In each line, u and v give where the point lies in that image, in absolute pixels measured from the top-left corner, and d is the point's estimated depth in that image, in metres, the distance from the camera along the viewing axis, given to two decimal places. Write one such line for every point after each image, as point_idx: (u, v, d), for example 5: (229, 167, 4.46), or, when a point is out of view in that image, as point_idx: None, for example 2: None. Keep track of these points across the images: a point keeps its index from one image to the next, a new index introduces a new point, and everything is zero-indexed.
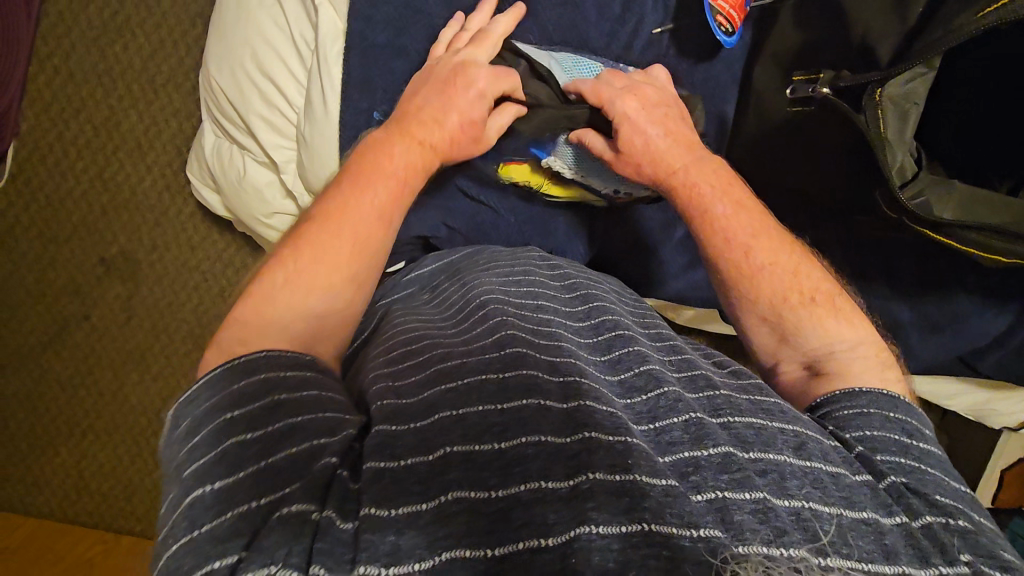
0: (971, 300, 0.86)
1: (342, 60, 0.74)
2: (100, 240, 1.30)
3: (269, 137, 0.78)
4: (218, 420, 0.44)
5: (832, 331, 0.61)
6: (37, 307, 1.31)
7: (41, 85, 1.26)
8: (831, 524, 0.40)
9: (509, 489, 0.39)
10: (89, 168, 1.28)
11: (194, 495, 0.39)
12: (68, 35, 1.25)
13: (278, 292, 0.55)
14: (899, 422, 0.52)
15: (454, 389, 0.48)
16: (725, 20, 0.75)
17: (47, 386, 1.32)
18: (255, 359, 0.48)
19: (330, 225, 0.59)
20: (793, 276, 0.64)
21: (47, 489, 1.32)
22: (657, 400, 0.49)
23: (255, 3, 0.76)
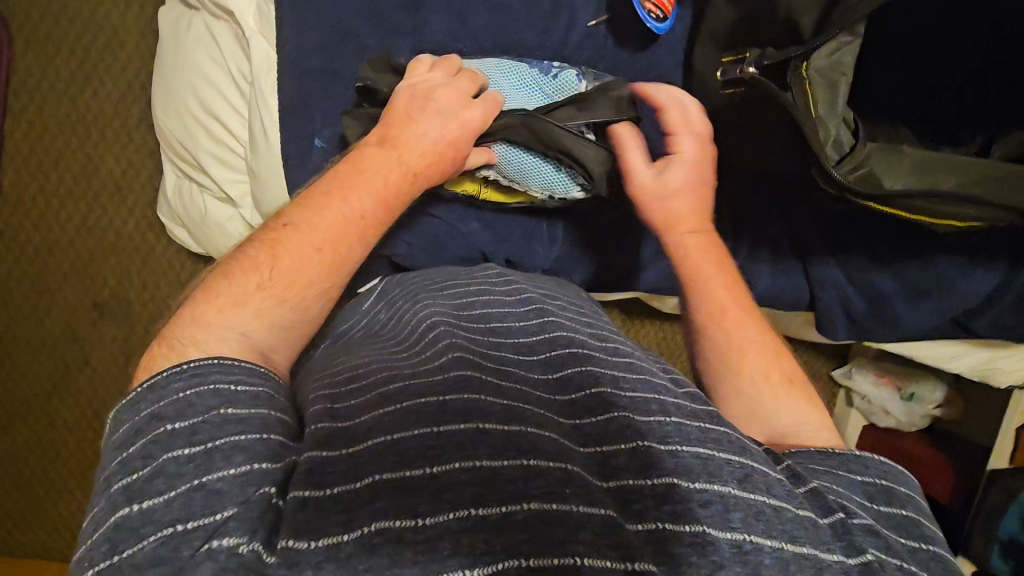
0: (954, 262, 0.83)
1: (276, 88, 0.74)
2: (92, 285, 1.33)
3: (221, 173, 0.80)
4: (156, 433, 0.45)
5: (802, 412, 0.63)
6: (38, 356, 1.34)
7: (18, 140, 1.28)
8: (768, 557, 0.44)
9: (438, 517, 0.41)
10: (73, 216, 1.31)
11: (121, 514, 0.41)
12: (38, 88, 1.27)
13: (258, 293, 0.56)
14: (864, 483, 0.54)
15: (392, 411, 0.50)
16: (654, 6, 0.75)
17: (57, 432, 1.35)
18: (210, 366, 0.49)
19: (312, 230, 0.60)
20: (774, 351, 0.68)
21: (66, 533, 1.35)
22: (606, 423, 0.53)
23: (191, 43, 0.78)
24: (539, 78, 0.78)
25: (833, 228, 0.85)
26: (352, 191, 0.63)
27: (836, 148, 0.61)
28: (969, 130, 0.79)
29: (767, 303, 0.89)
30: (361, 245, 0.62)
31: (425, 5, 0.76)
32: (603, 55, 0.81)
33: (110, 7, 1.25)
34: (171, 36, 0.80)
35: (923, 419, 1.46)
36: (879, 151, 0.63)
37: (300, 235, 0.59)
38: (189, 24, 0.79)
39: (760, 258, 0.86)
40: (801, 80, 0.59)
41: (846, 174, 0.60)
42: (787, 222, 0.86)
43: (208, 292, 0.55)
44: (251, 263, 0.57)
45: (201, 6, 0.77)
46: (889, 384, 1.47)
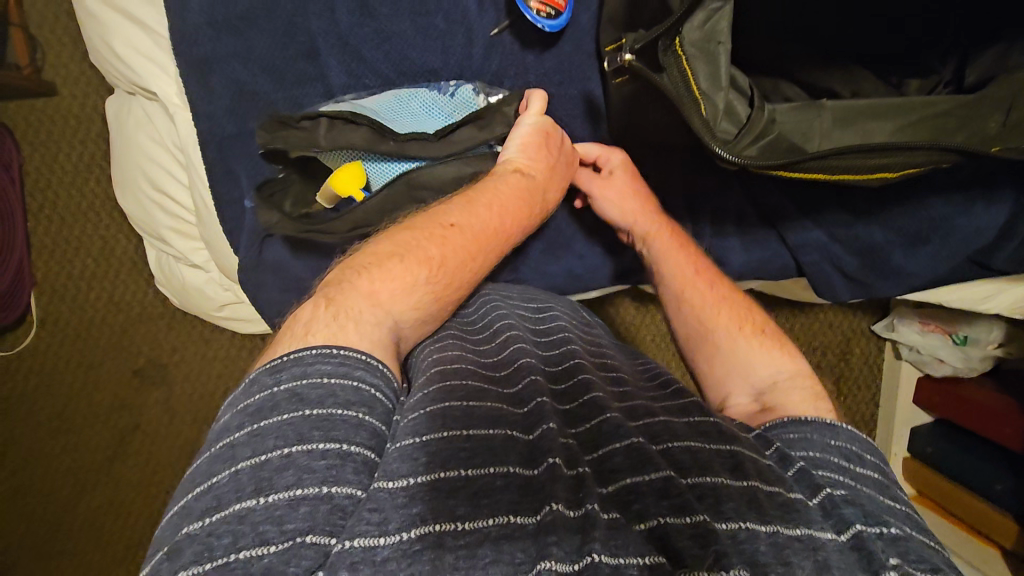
0: (948, 200, 0.77)
1: (201, 155, 0.78)
2: (128, 355, 1.44)
3: (181, 243, 0.85)
4: (293, 414, 0.44)
5: (776, 359, 0.68)
6: (93, 427, 1.45)
7: (41, 235, 1.39)
8: (764, 542, 0.43)
9: (477, 522, 0.41)
10: (99, 295, 1.41)
11: (247, 505, 0.39)
12: (49, 185, 1.38)
13: (425, 286, 0.60)
14: (840, 448, 0.55)
15: (418, 416, 0.50)
16: (541, 6, 0.73)
17: (126, 494, 1.46)
18: (356, 362, 0.49)
19: (472, 237, 0.66)
20: (729, 308, 0.73)
21: None
22: (599, 426, 0.54)
23: (129, 128, 0.83)
24: (444, 105, 0.76)
25: (801, 189, 0.79)
26: (505, 209, 0.70)
27: (731, 120, 0.57)
28: (938, 55, 0.75)
29: (749, 277, 0.85)
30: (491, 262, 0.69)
31: (326, 49, 0.77)
32: (512, 61, 0.79)
33: (96, 99, 1.35)
34: (114, 122, 0.85)
35: (981, 363, 1.31)
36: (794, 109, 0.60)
37: (461, 239, 0.65)
38: (124, 109, 0.84)
39: (727, 233, 0.82)
40: (676, 59, 0.54)
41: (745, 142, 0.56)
42: (750, 192, 0.81)
43: (385, 266, 0.59)
44: (423, 249, 0.62)
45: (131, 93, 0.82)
46: (937, 330, 1.35)
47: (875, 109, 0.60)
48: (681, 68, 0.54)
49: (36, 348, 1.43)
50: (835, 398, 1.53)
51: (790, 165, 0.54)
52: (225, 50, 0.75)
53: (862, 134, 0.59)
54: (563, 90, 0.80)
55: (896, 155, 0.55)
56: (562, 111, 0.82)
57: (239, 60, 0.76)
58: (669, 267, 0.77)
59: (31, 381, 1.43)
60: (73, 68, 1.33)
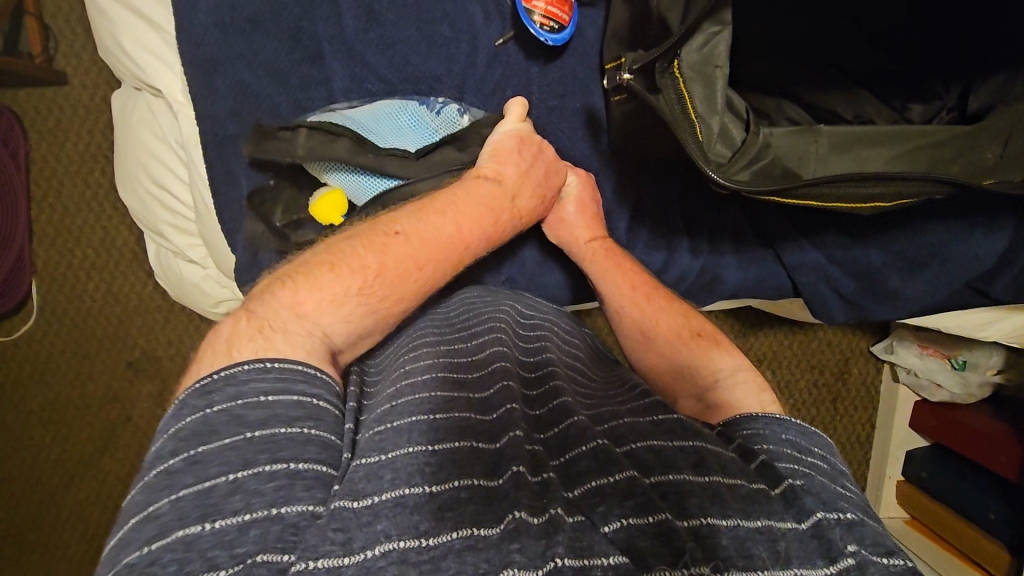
0: (945, 227, 0.77)
1: (203, 153, 0.79)
2: (124, 346, 1.44)
3: (179, 240, 0.85)
4: (236, 438, 0.46)
5: (716, 361, 0.69)
6: (86, 416, 1.45)
7: (44, 223, 1.40)
8: (725, 537, 0.44)
9: (441, 537, 0.43)
10: (98, 285, 1.42)
11: (191, 531, 0.40)
12: (54, 174, 1.38)
13: (356, 296, 0.61)
14: (789, 440, 0.55)
15: (385, 431, 0.53)
16: (546, 18, 0.74)
17: (113, 484, 1.46)
18: (290, 370, 0.52)
19: (415, 242, 0.66)
20: (683, 319, 0.74)
21: None
22: (568, 430, 0.56)
23: (132, 123, 0.83)
24: (428, 124, 0.77)
25: (800, 209, 0.79)
26: (462, 215, 0.70)
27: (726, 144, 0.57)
28: (941, 81, 0.75)
29: (744, 296, 0.85)
30: (449, 271, 0.69)
31: (331, 53, 0.77)
32: (516, 71, 0.80)
33: (105, 91, 1.36)
34: (116, 117, 0.86)
35: (981, 389, 1.30)
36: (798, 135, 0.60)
37: (400, 247, 0.65)
38: (128, 104, 0.84)
39: (724, 251, 0.82)
40: (672, 83, 0.54)
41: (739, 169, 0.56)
42: (747, 208, 0.81)
43: (315, 275, 0.60)
44: (354, 258, 0.62)
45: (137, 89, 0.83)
46: (936, 355, 1.35)
47: (868, 138, 0.63)
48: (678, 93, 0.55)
49: (34, 335, 1.43)
50: (831, 417, 1.53)
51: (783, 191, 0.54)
52: (231, 49, 0.76)
53: (858, 159, 0.62)
54: (565, 102, 0.81)
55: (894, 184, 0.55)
56: (564, 124, 0.82)
57: (245, 61, 0.76)
58: (607, 285, 0.77)
59: (27, 368, 1.44)
60: (84, 59, 1.35)
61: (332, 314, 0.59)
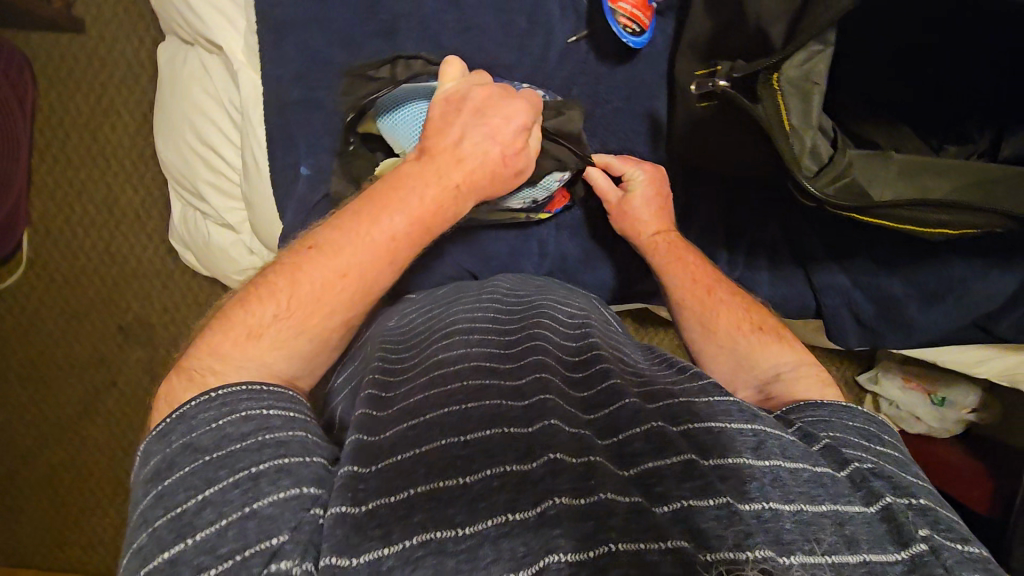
0: (970, 265, 0.80)
1: (263, 117, 0.77)
2: (116, 310, 1.39)
3: (219, 202, 0.84)
4: (195, 462, 0.50)
5: (778, 356, 0.70)
6: (69, 379, 1.40)
7: (43, 174, 1.35)
8: (788, 520, 0.47)
9: (477, 526, 0.46)
10: (96, 244, 1.37)
11: (176, 550, 0.45)
12: (60, 125, 1.33)
13: (274, 324, 0.60)
14: (857, 427, 0.59)
15: (416, 425, 0.56)
16: (630, 19, 0.75)
17: (88, 453, 1.41)
18: (236, 394, 0.55)
19: (337, 258, 0.63)
20: (744, 309, 0.76)
21: (100, 548, 1.43)
22: (618, 412, 0.59)
23: (188, 76, 0.82)
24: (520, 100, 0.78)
25: (835, 233, 0.83)
26: (391, 210, 0.65)
27: (814, 159, 0.60)
28: (976, 125, 0.79)
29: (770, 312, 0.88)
30: (391, 271, 0.66)
31: (402, 29, 0.78)
32: (586, 68, 0.83)
33: (124, 44, 1.31)
34: (167, 71, 0.85)
35: (956, 425, 1.37)
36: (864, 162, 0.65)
37: (322, 262, 0.63)
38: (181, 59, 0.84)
39: (759, 266, 0.86)
40: (772, 94, 0.57)
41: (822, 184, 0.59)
42: (785, 226, 0.84)
43: (251, 306, 0.61)
44: (271, 292, 0.61)
45: (196, 44, 0.81)
46: (918, 389, 1.40)
47: (935, 169, 0.65)
48: (777, 104, 0.57)
49: (22, 288, 1.38)
50: None
51: (866, 209, 0.57)
52: (302, 15, 0.76)
53: (918, 188, 0.64)
54: (629, 106, 0.83)
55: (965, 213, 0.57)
56: (625, 127, 0.84)
57: (314, 28, 0.76)
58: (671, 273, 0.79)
59: (13, 321, 1.39)
60: (106, 9, 1.30)
61: (252, 347, 0.59)
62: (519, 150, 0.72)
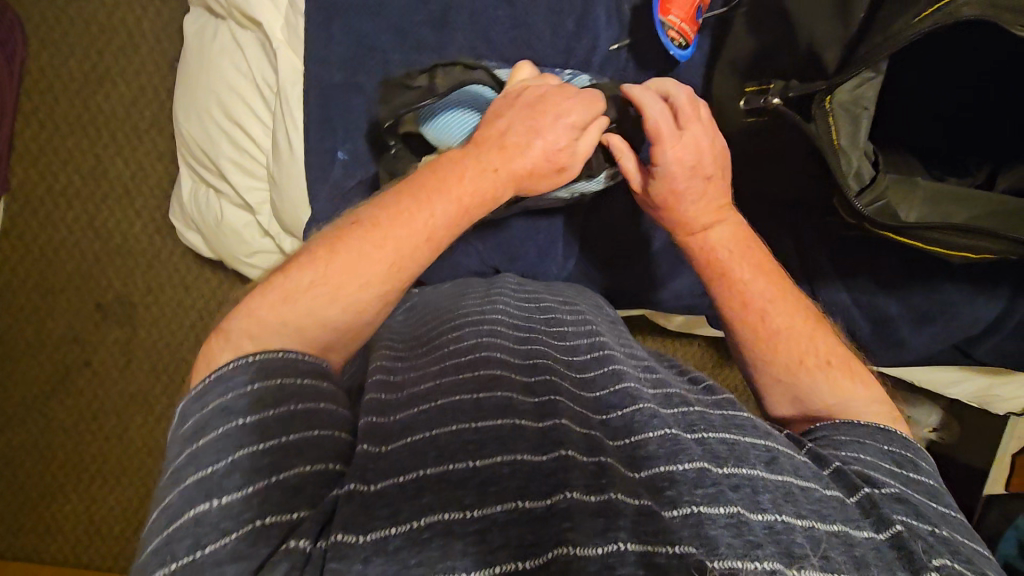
0: (958, 290, 0.86)
1: (302, 100, 0.79)
2: (96, 286, 1.33)
3: (240, 180, 0.86)
4: (227, 425, 0.49)
5: (843, 392, 0.69)
6: (38, 357, 1.33)
7: (28, 139, 1.29)
8: (800, 535, 0.47)
9: (486, 510, 0.45)
10: (80, 217, 1.31)
11: (201, 509, 0.45)
12: (50, 89, 1.28)
13: (309, 292, 0.59)
14: (891, 452, 0.62)
15: (430, 408, 0.56)
16: (678, 33, 0.78)
17: (52, 435, 1.34)
18: (270, 360, 0.54)
19: (379, 236, 0.61)
20: (809, 340, 0.72)
21: (56, 538, 1.35)
22: (633, 416, 0.57)
23: (225, 58, 0.85)
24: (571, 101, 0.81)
25: (841, 253, 0.88)
26: (433, 195, 0.64)
27: (857, 179, 0.69)
28: (974, 161, 0.85)
29: None
30: (422, 257, 0.63)
31: (451, 23, 0.80)
32: (625, 77, 0.84)
33: (127, 11, 1.26)
34: (198, 47, 0.88)
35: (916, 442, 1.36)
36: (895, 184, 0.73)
37: (364, 241, 0.61)
38: (216, 36, 0.86)
39: None
40: (824, 112, 0.66)
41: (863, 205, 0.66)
42: (797, 243, 0.88)
43: (289, 273, 0.60)
44: (313, 261, 0.60)
45: (235, 24, 0.83)
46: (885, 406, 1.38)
47: (957, 197, 0.72)
48: (827, 122, 0.66)
49: None
50: None
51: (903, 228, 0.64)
52: (361, 3, 0.78)
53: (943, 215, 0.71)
54: None
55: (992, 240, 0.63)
56: None
57: (366, 14, 0.78)
58: (728, 299, 0.74)
59: None
60: None
61: (287, 309, 0.58)
62: (564, 147, 0.70)
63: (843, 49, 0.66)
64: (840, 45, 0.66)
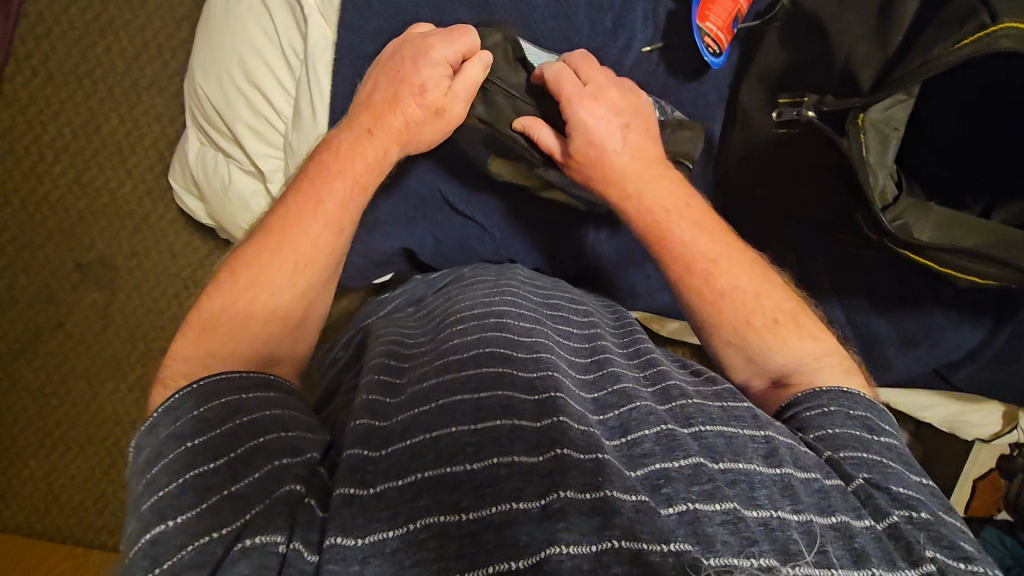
0: (946, 315, 0.90)
1: (330, 69, 0.80)
2: (77, 246, 1.28)
3: (254, 146, 0.85)
4: (179, 449, 0.51)
5: (795, 349, 0.70)
6: (10, 313, 1.28)
7: (19, 86, 1.24)
8: (796, 531, 0.48)
9: (481, 512, 0.45)
10: (66, 171, 1.26)
11: (158, 530, 0.46)
12: (46, 36, 1.23)
13: (226, 311, 0.65)
14: (860, 417, 0.62)
15: (428, 410, 0.56)
16: (713, 40, 0.80)
17: (18, 396, 1.29)
18: (216, 385, 0.57)
19: (275, 234, 0.69)
20: (756, 301, 0.72)
21: (14, 503, 1.29)
22: (629, 415, 0.57)
23: (248, 16, 0.83)
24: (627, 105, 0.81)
25: (840, 272, 0.91)
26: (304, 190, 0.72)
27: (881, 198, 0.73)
28: (972, 194, 0.88)
29: None
30: (315, 233, 0.70)
31: (490, 9, 0.82)
32: (653, 80, 0.87)
33: None
34: (222, 8, 0.86)
35: None
36: (912, 207, 0.75)
37: (267, 256, 0.68)
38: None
39: None
40: (857, 129, 0.70)
41: (886, 221, 0.71)
42: (799, 257, 0.91)
43: (209, 297, 0.66)
44: (229, 280, 0.67)
45: None
46: None
47: (968, 224, 0.75)
48: (860, 139, 0.70)
49: None
50: None
51: (920, 248, 0.70)
52: None
53: (952, 240, 0.75)
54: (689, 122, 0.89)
55: (993, 267, 0.69)
56: None
57: None
58: (682, 279, 0.73)
59: None
60: None
61: (207, 339, 0.63)
62: (431, 88, 0.74)
63: (875, 71, 0.72)
64: (875, 65, 0.72)
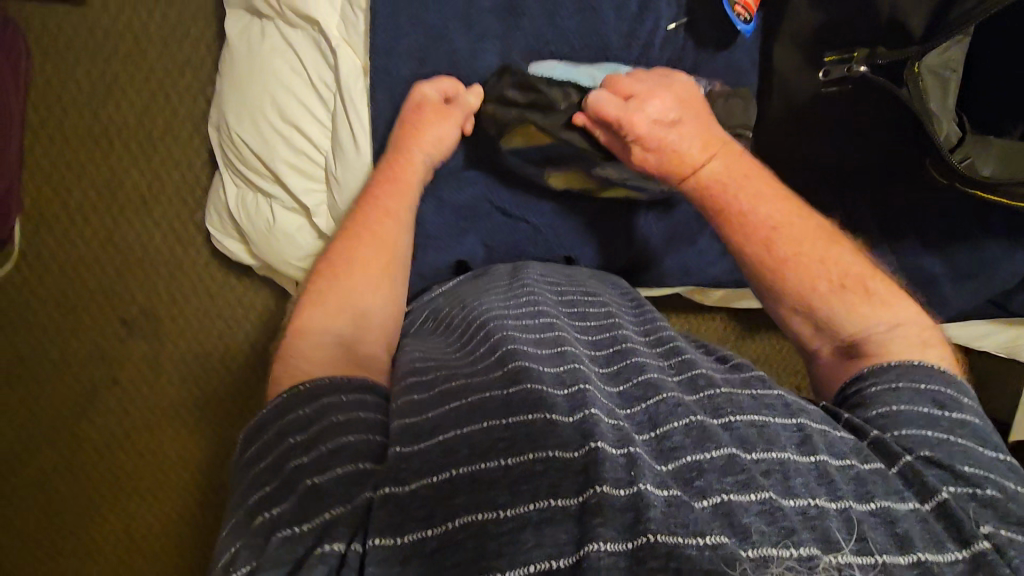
0: (997, 245, 0.91)
1: (365, 98, 0.83)
2: (119, 302, 1.30)
3: (297, 183, 0.87)
4: (284, 444, 0.53)
5: (871, 317, 0.70)
6: (64, 377, 1.30)
7: (39, 156, 1.25)
8: (836, 520, 0.47)
9: (520, 508, 0.44)
10: (99, 231, 1.28)
11: (260, 519, 0.48)
12: (59, 101, 1.24)
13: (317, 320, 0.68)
14: (929, 392, 0.61)
15: (462, 406, 0.55)
16: (743, 8, 0.82)
17: (83, 455, 1.32)
18: (315, 389, 0.57)
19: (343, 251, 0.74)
20: (823, 266, 0.73)
21: (101, 556, 1.34)
22: (657, 407, 0.55)
23: (274, 57, 0.85)
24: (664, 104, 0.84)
25: (885, 217, 0.93)
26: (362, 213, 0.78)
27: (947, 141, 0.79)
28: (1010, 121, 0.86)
29: None
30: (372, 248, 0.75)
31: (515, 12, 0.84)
32: (683, 55, 0.88)
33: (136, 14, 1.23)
34: (243, 52, 0.88)
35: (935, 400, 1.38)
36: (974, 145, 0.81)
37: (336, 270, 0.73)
38: (265, 36, 0.87)
39: None
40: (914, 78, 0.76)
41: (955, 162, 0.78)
42: (845, 210, 0.92)
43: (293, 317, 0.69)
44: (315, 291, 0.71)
45: (282, 22, 0.85)
46: None
47: None
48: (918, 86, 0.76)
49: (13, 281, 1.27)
50: None
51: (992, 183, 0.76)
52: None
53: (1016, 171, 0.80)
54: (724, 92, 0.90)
55: None
56: None
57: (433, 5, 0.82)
58: (744, 245, 0.75)
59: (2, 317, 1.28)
60: None
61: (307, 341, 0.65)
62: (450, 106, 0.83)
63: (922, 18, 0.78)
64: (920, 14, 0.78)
